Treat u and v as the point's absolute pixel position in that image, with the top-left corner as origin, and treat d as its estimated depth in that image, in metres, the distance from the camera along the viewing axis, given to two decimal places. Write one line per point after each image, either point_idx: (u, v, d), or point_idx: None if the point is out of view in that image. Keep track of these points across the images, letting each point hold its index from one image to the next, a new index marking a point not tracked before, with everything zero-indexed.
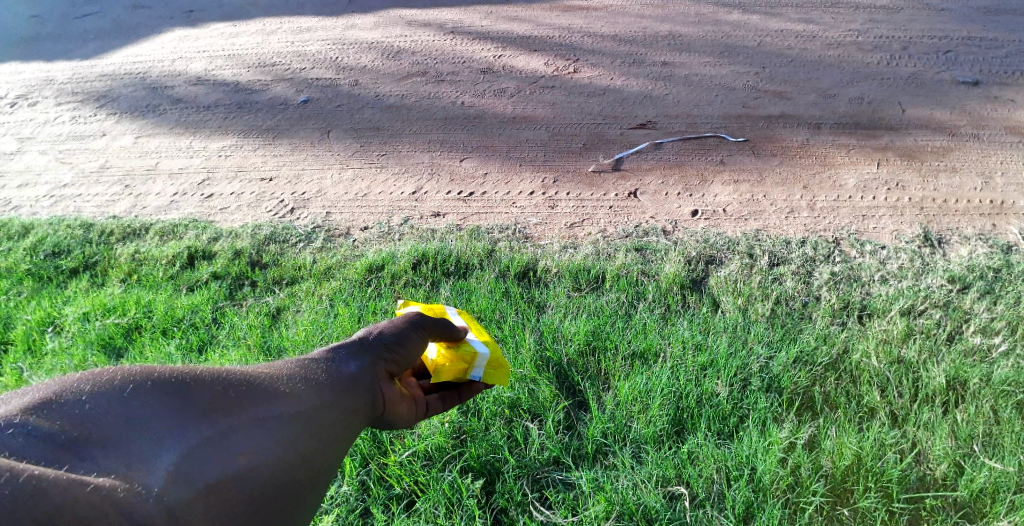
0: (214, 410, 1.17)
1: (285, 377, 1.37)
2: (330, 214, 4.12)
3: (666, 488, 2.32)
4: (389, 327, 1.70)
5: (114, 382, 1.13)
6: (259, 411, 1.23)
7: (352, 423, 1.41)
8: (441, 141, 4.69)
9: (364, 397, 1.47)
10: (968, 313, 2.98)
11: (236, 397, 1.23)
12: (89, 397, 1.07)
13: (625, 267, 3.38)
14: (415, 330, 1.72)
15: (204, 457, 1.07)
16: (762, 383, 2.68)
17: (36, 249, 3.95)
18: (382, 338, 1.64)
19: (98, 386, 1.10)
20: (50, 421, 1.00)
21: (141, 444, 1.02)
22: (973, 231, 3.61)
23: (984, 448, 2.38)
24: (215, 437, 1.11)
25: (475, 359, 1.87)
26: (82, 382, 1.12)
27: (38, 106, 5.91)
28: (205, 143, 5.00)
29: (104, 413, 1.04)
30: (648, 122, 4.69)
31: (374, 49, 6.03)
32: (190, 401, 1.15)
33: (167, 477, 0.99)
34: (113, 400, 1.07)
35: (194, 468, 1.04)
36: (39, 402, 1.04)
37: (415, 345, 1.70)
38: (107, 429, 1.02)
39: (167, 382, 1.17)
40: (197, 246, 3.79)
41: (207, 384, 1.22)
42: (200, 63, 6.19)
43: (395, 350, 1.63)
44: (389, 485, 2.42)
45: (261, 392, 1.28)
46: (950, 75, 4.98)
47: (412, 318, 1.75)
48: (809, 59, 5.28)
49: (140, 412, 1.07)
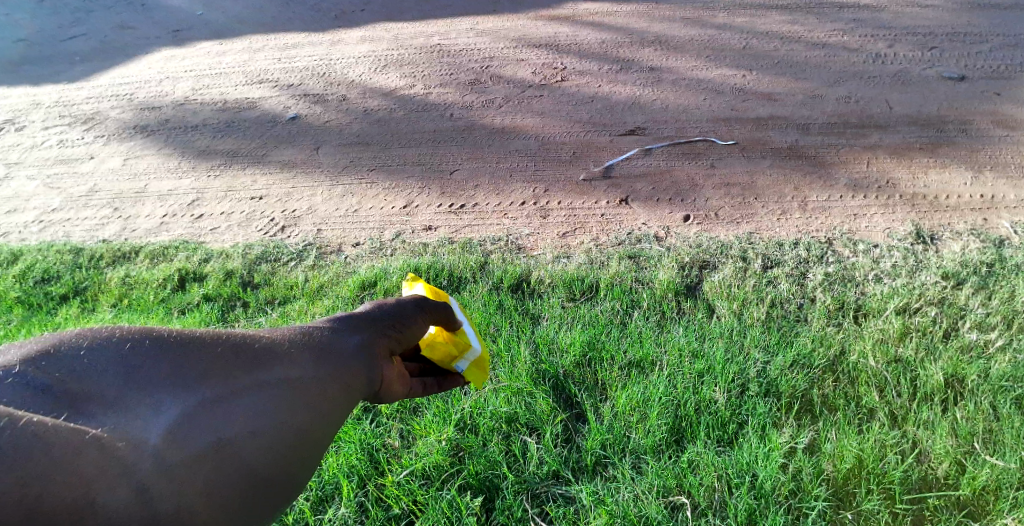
0: (231, 370, 1.08)
1: (310, 341, 1.27)
2: (322, 231, 4.11)
3: (667, 498, 2.30)
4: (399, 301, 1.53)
5: (116, 337, 1.05)
6: (268, 373, 1.11)
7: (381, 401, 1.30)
8: (430, 154, 4.68)
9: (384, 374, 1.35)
10: (964, 308, 2.97)
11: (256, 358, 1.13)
12: (88, 354, 1.00)
13: (620, 276, 3.37)
14: (419, 309, 1.55)
15: (217, 422, 0.98)
16: (760, 388, 2.66)
17: (26, 276, 3.91)
18: (390, 311, 1.48)
19: (101, 341, 1.03)
20: (47, 373, 0.95)
21: (135, 398, 0.95)
22: (964, 226, 3.61)
23: (985, 445, 2.37)
24: (232, 401, 1.03)
25: (467, 351, 1.75)
26: (85, 337, 1.05)
27: (25, 131, 5.88)
28: (194, 163, 4.97)
29: (102, 366, 0.98)
30: (637, 129, 4.70)
31: (361, 63, 6.03)
32: (208, 360, 1.07)
33: (174, 442, 0.92)
34: (118, 355, 1.01)
35: (206, 434, 0.96)
36: (38, 356, 0.98)
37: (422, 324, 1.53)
38: (103, 383, 0.95)
39: (181, 340, 1.09)
40: (188, 268, 3.77)
41: (214, 343, 1.12)
42: (187, 82, 6.17)
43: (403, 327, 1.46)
44: (388, 506, 2.38)
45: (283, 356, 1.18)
46: (936, 70, 5.00)
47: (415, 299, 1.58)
48: (796, 60, 5.30)
49: (149, 368, 1.00)
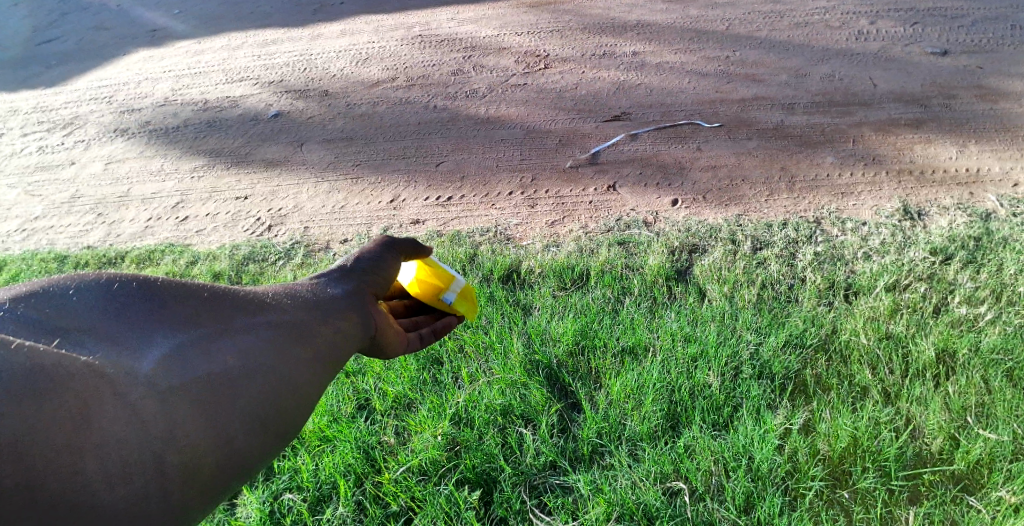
0: (203, 318, 1.43)
1: (273, 295, 1.65)
2: (309, 228, 4.07)
3: (665, 484, 2.31)
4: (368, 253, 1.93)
5: (97, 283, 1.39)
6: (236, 330, 1.45)
7: (342, 339, 1.66)
8: (416, 147, 4.64)
9: (358, 316, 1.73)
10: (953, 283, 2.99)
11: (224, 309, 1.49)
12: (79, 295, 1.34)
13: (610, 263, 3.36)
14: (388, 251, 1.98)
15: (193, 355, 1.32)
16: (753, 370, 2.66)
17: (9, 285, 3.85)
18: (365, 264, 1.88)
19: (88, 286, 1.37)
20: (43, 313, 1.27)
21: (127, 336, 1.28)
22: (950, 201, 3.63)
23: (977, 419, 2.38)
24: (205, 339, 1.38)
25: (451, 283, 2.21)
26: (70, 282, 1.38)
27: (3, 138, 5.79)
28: (176, 164, 4.91)
29: (95, 314, 1.30)
30: (623, 114, 4.67)
31: (342, 57, 5.96)
32: (182, 307, 1.43)
33: (157, 366, 1.25)
34: (106, 300, 1.35)
35: (183, 361, 1.30)
36: (33, 296, 1.30)
37: (391, 264, 1.96)
38: (97, 318, 1.30)
39: (157, 291, 1.44)
40: (175, 271, 3.72)
41: (191, 297, 1.48)
42: (166, 83, 6.09)
43: (377, 273, 1.89)
44: (386, 504, 2.37)
45: (248, 308, 1.54)
46: (918, 46, 5.00)
47: (384, 242, 2.01)
48: (779, 40, 5.28)
49: (133, 316, 1.34)
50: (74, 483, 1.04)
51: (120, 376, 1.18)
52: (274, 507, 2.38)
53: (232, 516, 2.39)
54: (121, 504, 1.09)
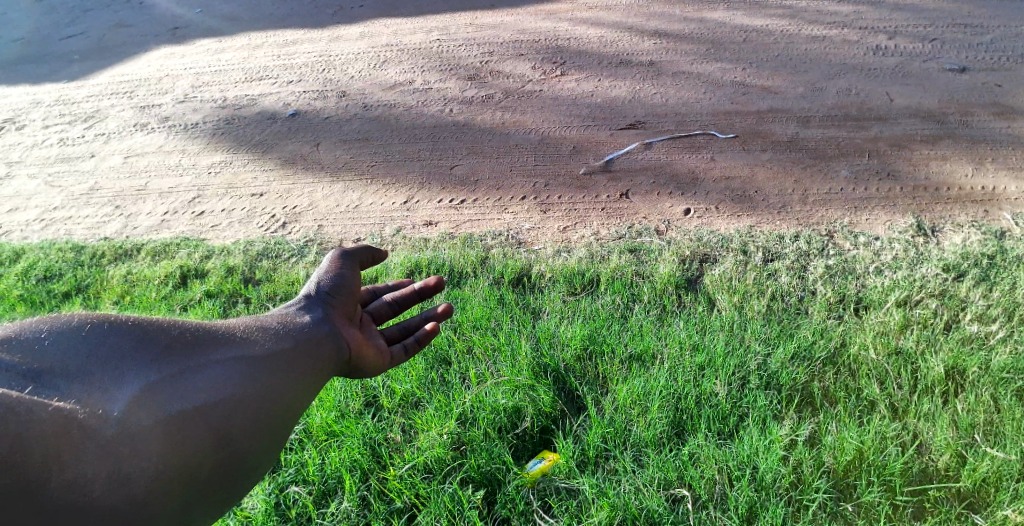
0: (172, 349, 1.59)
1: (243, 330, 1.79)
2: (323, 227, 4.11)
3: (668, 491, 2.31)
4: (330, 271, 2.10)
5: (66, 332, 1.53)
6: (205, 357, 1.61)
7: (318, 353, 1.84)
8: (431, 150, 4.68)
9: (335, 333, 1.91)
10: (965, 301, 2.97)
11: (193, 342, 1.65)
12: (49, 341, 1.48)
13: (620, 269, 3.38)
14: (347, 267, 2.13)
15: (166, 384, 1.49)
16: (760, 381, 2.66)
17: (28, 274, 3.91)
18: (330, 282, 2.04)
19: (57, 333, 1.51)
20: (16, 359, 1.40)
21: (101, 375, 1.43)
22: (965, 219, 3.61)
23: (985, 437, 2.37)
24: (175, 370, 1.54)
25: None
26: (41, 328, 1.52)
27: (26, 130, 5.89)
28: (194, 159, 4.98)
29: (70, 355, 1.45)
30: (638, 122, 4.69)
31: (361, 59, 6.03)
32: (152, 344, 1.58)
33: (131, 398, 1.40)
34: (77, 343, 1.49)
35: (157, 392, 1.46)
36: (9, 344, 1.44)
37: (352, 278, 2.11)
38: (71, 362, 1.44)
39: (126, 332, 1.58)
40: (190, 265, 3.77)
41: (159, 334, 1.63)
42: (186, 80, 6.18)
43: (343, 288, 2.05)
44: (390, 500, 2.38)
45: (219, 341, 1.70)
46: (936, 63, 4.99)
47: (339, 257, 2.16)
48: (795, 53, 5.29)
49: (105, 355, 1.48)
50: (74, 492, 1.21)
51: (96, 409, 1.33)
52: (279, 499, 2.41)
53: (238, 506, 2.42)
54: (121, 509, 1.26)
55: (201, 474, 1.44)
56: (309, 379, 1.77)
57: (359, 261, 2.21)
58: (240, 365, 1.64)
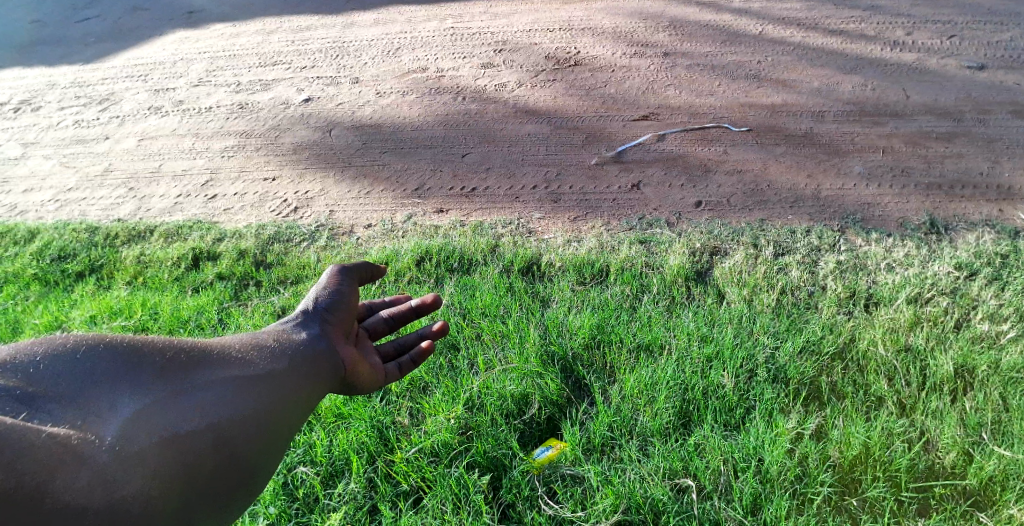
0: (165, 372, 1.70)
1: (238, 346, 1.91)
2: (334, 212, 4.13)
3: (673, 481, 2.32)
4: (329, 286, 2.24)
5: (68, 355, 1.65)
6: (197, 378, 1.72)
7: (311, 367, 1.94)
8: (443, 137, 4.68)
9: (326, 352, 2.01)
10: (976, 300, 2.96)
11: (188, 361, 1.76)
12: (51, 369, 1.60)
13: (630, 260, 3.38)
14: (346, 284, 2.28)
15: (157, 407, 1.59)
16: (768, 374, 2.66)
17: (42, 253, 3.95)
18: (330, 299, 2.19)
19: (58, 357, 1.63)
20: (20, 387, 1.53)
21: (95, 402, 1.54)
22: (979, 217, 3.58)
23: (992, 436, 2.36)
24: (166, 392, 1.64)
25: None
26: (45, 352, 1.65)
27: (41, 111, 5.94)
28: (208, 143, 5.01)
29: (67, 382, 1.57)
30: (650, 114, 4.67)
31: (374, 46, 6.03)
32: (147, 367, 1.69)
33: (121, 424, 1.51)
34: (75, 369, 1.61)
35: (147, 415, 1.56)
36: (13, 370, 1.57)
37: (350, 295, 2.25)
38: (68, 390, 1.56)
39: (123, 354, 1.70)
40: (202, 247, 3.80)
41: (156, 356, 1.74)
42: (201, 64, 6.21)
43: (339, 303, 2.19)
44: (397, 482, 2.41)
45: (213, 359, 1.80)
46: (955, 59, 4.93)
47: (339, 275, 2.31)
48: (812, 47, 5.24)
49: (100, 382, 1.60)
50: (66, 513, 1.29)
51: (85, 436, 1.43)
52: (287, 479, 2.43)
53: None
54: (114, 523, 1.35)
55: (201, 473, 1.56)
56: (300, 394, 1.87)
57: (357, 277, 2.36)
58: (229, 383, 1.74)
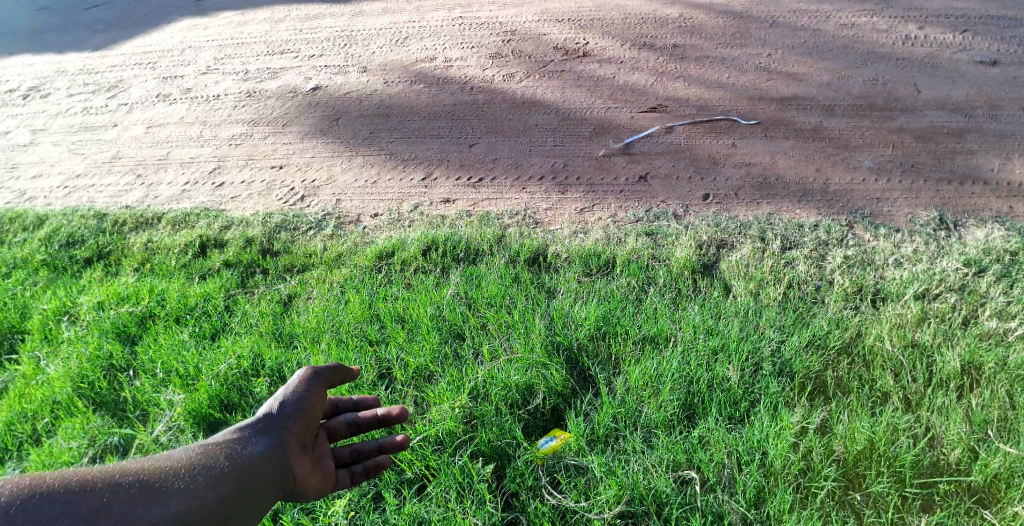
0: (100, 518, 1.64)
1: (183, 470, 1.84)
2: (341, 201, 4.13)
3: (677, 473, 2.32)
4: (294, 389, 2.19)
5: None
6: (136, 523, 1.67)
7: (257, 493, 1.91)
8: (450, 127, 4.67)
9: (274, 473, 1.97)
10: (984, 296, 2.94)
11: (126, 500, 1.70)
12: None
13: (636, 252, 3.37)
14: (312, 388, 2.21)
15: None
16: (773, 368, 2.65)
17: (51, 239, 3.96)
18: (289, 407, 2.12)
19: None
20: None
21: None
22: (989, 214, 3.55)
23: (998, 433, 2.35)
24: None
25: None
26: None
27: (50, 98, 5.95)
28: (215, 131, 5.01)
29: None
30: (659, 105, 4.65)
31: (382, 35, 6.01)
32: (82, 511, 1.64)
33: None
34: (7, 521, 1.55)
35: None
36: None
37: (313, 402, 2.19)
38: None
39: (56, 496, 1.64)
40: (209, 234, 3.81)
41: (93, 493, 1.68)
42: (209, 51, 6.20)
43: (299, 412, 2.13)
44: (401, 470, 2.42)
45: (154, 493, 1.75)
46: (967, 54, 4.88)
47: (309, 377, 2.23)
48: (823, 40, 5.20)
49: None
50: None
51: None
52: None
53: None
54: None
55: None
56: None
57: (326, 379, 2.28)
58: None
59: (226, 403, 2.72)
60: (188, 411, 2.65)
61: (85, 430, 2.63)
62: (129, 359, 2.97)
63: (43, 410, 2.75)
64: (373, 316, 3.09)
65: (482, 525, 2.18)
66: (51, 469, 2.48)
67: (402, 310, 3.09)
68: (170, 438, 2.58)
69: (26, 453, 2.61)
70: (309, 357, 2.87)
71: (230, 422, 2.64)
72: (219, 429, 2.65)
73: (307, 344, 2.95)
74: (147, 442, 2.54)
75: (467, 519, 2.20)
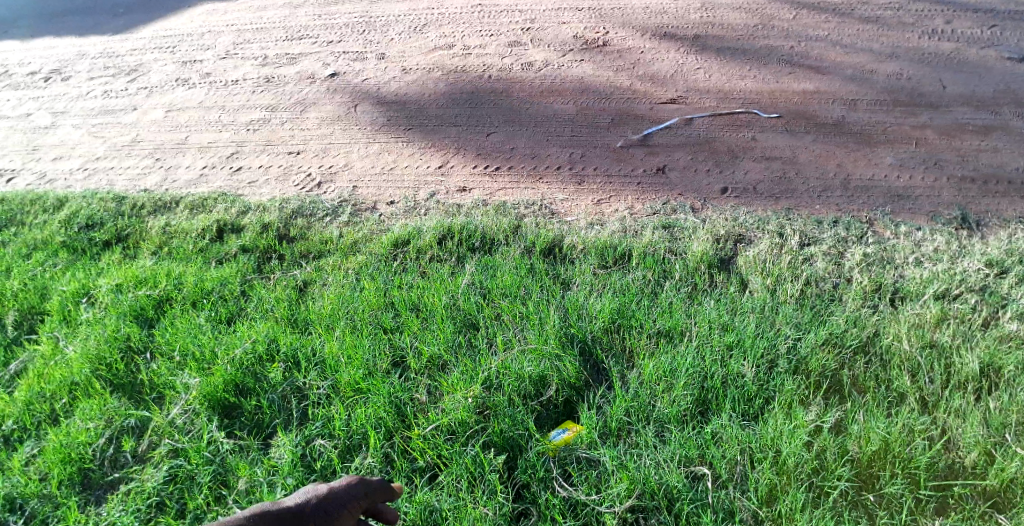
0: None
1: None
2: (357, 188, 4.13)
3: (689, 468, 2.31)
4: (326, 497, 1.81)
5: None
6: None
7: None
8: (467, 116, 4.66)
9: None
10: (1006, 298, 2.89)
11: None
12: None
13: (652, 246, 3.34)
14: (349, 499, 1.83)
15: None
16: (789, 365, 2.63)
17: (70, 221, 3.99)
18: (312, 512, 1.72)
19: None
20: None
21: None
22: (1013, 214, 3.49)
23: (1017, 437, 2.31)
24: None
25: None
26: None
27: (71, 81, 6.00)
28: (233, 116, 5.03)
29: None
30: (679, 97, 4.60)
31: (401, 22, 5.99)
32: None
33: None
34: None
35: None
36: None
37: (344, 513, 1.79)
38: None
39: None
40: (226, 219, 3.84)
41: None
42: (228, 36, 6.22)
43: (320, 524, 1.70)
44: (413, 459, 2.43)
45: None
46: (995, 50, 4.78)
47: (351, 487, 1.88)
48: (847, 33, 5.11)
49: None
50: None
51: None
52: (305, 451, 2.46)
53: (265, 455, 2.49)
54: None
55: None
56: None
57: (367, 497, 1.90)
58: None
59: (241, 387, 2.73)
60: (203, 394, 2.67)
61: (102, 410, 2.66)
62: (146, 341, 3.00)
63: (62, 390, 2.78)
64: (388, 305, 3.10)
65: (491, 516, 2.18)
66: (68, 448, 2.50)
67: (417, 298, 3.10)
68: (185, 421, 2.60)
69: (44, 432, 2.63)
70: (324, 343, 2.88)
71: (244, 406, 2.66)
72: (234, 413, 2.67)
73: (321, 330, 2.96)
74: (163, 424, 2.57)
75: (478, 509, 2.20)
